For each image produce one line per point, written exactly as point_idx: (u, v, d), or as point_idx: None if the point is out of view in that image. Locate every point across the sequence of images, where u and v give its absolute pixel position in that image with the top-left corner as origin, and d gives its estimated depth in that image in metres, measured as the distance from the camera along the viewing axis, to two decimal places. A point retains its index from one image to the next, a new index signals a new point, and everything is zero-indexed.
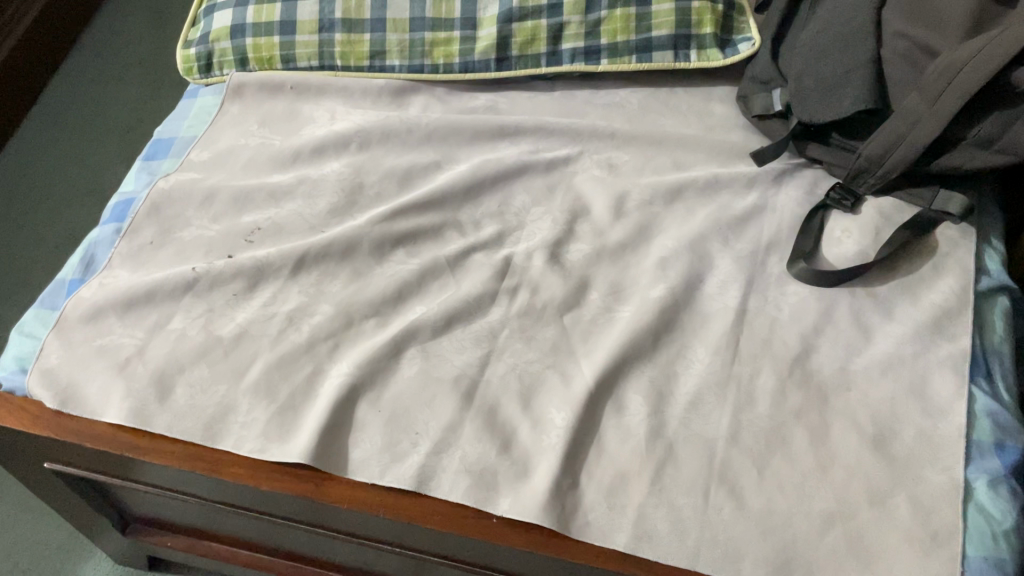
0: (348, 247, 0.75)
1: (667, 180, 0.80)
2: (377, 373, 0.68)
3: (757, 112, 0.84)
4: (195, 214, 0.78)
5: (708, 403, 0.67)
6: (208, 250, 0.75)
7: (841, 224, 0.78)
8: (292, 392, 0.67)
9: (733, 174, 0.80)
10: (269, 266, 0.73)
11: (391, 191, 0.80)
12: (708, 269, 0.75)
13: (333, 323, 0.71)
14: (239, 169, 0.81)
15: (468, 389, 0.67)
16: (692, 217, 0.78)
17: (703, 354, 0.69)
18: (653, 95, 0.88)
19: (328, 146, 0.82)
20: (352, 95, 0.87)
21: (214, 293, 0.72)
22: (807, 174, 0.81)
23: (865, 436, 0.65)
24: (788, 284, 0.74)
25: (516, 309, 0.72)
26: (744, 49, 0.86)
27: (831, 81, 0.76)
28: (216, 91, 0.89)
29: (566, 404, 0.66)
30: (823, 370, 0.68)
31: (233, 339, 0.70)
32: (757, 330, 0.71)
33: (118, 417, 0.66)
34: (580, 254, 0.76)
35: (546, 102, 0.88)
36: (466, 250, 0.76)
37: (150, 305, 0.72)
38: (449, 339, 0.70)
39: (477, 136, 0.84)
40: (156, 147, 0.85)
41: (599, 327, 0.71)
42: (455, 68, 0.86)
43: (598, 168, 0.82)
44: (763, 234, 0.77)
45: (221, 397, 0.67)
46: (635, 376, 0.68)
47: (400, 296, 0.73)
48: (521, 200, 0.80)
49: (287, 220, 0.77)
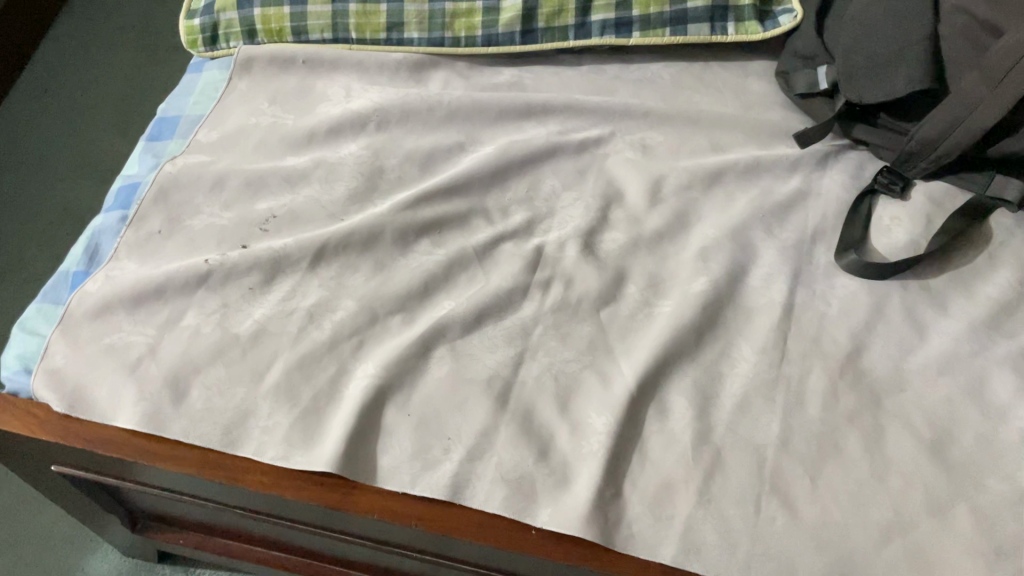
0: (370, 237, 0.70)
1: (705, 163, 0.75)
2: (405, 374, 0.64)
3: (800, 90, 0.78)
4: (206, 200, 0.73)
5: (756, 407, 0.63)
6: (221, 240, 0.70)
7: (889, 210, 0.73)
8: (315, 395, 0.64)
9: (774, 157, 0.76)
10: (286, 258, 0.69)
11: (413, 175, 0.75)
12: (751, 260, 0.71)
13: (357, 319, 0.67)
14: (250, 151, 0.76)
15: (502, 392, 0.64)
16: (733, 204, 0.74)
17: (749, 353, 0.66)
18: (687, 70, 0.83)
19: (345, 126, 0.77)
20: (368, 70, 0.81)
21: (229, 286, 0.68)
22: (853, 155, 0.77)
23: (922, 441, 0.61)
24: (836, 276, 0.70)
25: (550, 304, 0.68)
26: (785, 21, 0.81)
27: (883, 59, 0.71)
28: (222, 66, 0.83)
29: (606, 408, 0.63)
30: (876, 369, 0.65)
31: (250, 337, 0.66)
32: (805, 326, 0.67)
33: (131, 422, 0.62)
34: (615, 244, 0.72)
35: (573, 77, 0.82)
36: (494, 240, 0.71)
37: (161, 301, 0.68)
38: (479, 337, 0.66)
39: (502, 115, 0.79)
40: (160, 126, 0.79)
41: (638, 324, 0.67)
42: (478, 41, 0.81)
43: (632, 149, 0.77)
44: (808, 222, 0.73)
45: (240, 400, 0.63)
46: (677, 377, 0.65)
47: (426, 290, 0.69)
48: (550, 185, 0.75)
49: (303, 207, 0.72)
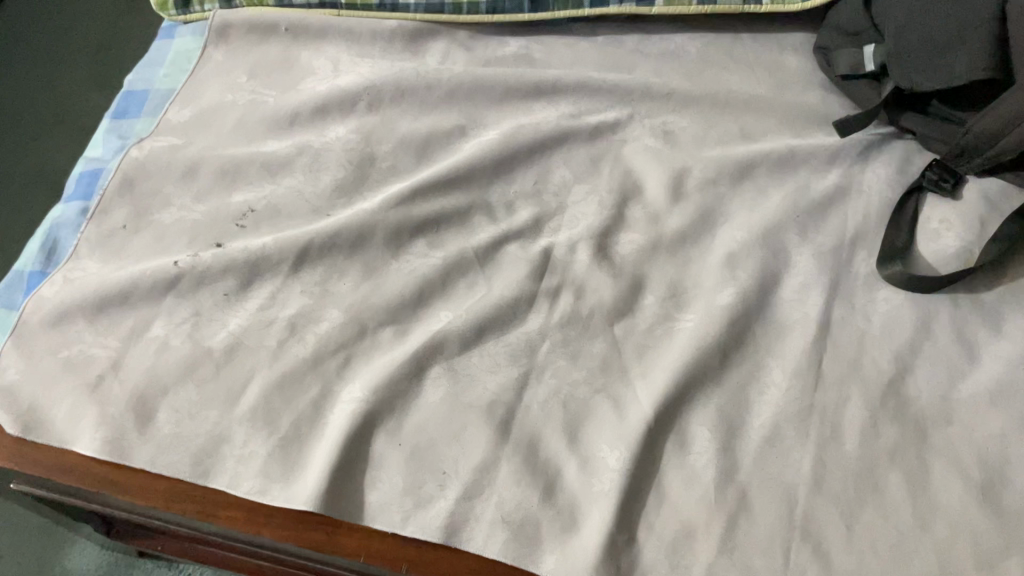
0: (359, 237, 0.63)
1: (733, 154, 0.68)
2: (396, 397, 0.58)
3: (843, 71, 0.70)
4: (176, 190, 0.65)
5: (787, 440, 0.57)
6: (192, 238, 0.63)
7: (938, 212, 0.65)
8: (296, 420, 0.57)
9: (811, 147, 0.68)
10: (265, 261, 0.62)
11: (408, 164, 0.67)
12: (784, 267, 0.63)
13: (343, 333, 0.60)
14: (227, 132, 0.68)
15: (504, 419, 0.57)
16: (764, 201, 0.66)
17: (780, 378, 0.59)
18: (715, 43, 0.74)
19: (332, 106, 0.69)
20: (359, 39, 0.72)
21: (201, 293, 0.61)
22: (899, 145, 0.69)
23: (971, 483, 0.55)
24: (878, 287, 0.62)
25: (558, 317, 0.61)
26: None
27: (940, 40, 0.62)
28: (196, 31, 0.74)
29: (620, 440, 0.56)
30: (920, 398, 0.58)
31: (224, 352, 0.59)
32: (843, 347, 0.60)
33: (91, 449, 0.56)
34: (632, 246, 0.64)
35: (588, 50, 0.74)
36: (498, 241, 0.64)
37: (125, 308, 0.61)
38: (480, 354, 0.60)
39: (508, 94, 0.70)
40: (126, 100, 0.71)
41: (657, 341, 0.61)
42: (482, 7, 0.72)
43: (653, 136, 0.69)
44: (848, 223, 0.65)
45: (213, 424, 0.57)
46: (699, 404, 0.58)
47: (421, 299, 0.62)
48: (561, 176, 0.68)
49: (285, 200, 0.65)
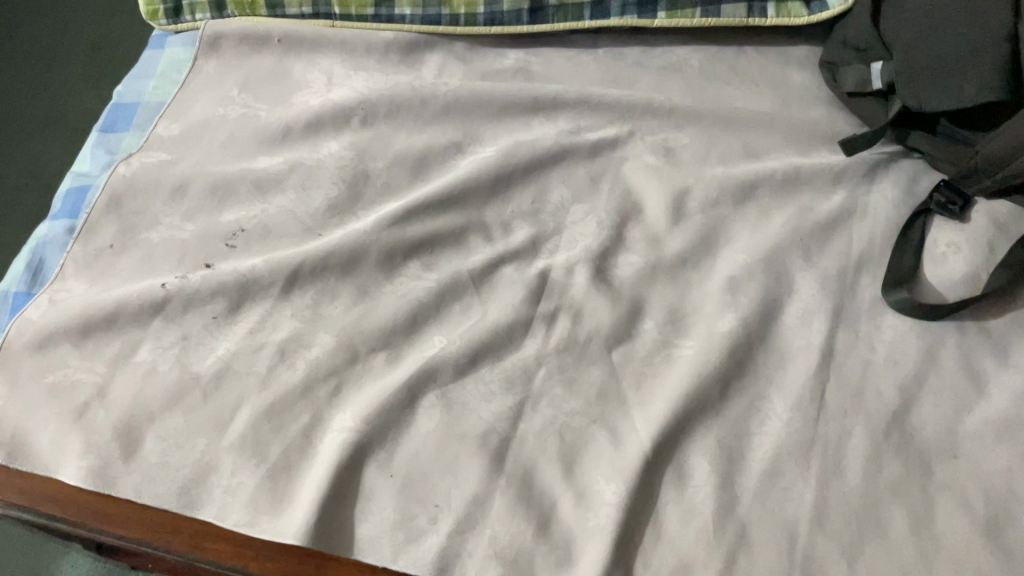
0: (352, 258, 0.62)
1: (736, 174, 0.66)
2: (388, 427, 0.56)
3: (850, 88, 0.68)
4: (165, 209, 0.64)
5: (788, 473, 0.55)
6: (181, 259, 0.62)
7: (945, 235, 0.64)
8: (285, 450, 0.56)
9: (816, 167, 0.66)
10: (255, 283, 0.60)
11: (403, 181, 0.66)
12: (787, 292, 0.62)
13: (334, 359, 0.58)
14: (217, 148, 0.66)
15: (498, 450, 0.56)
16: (767, 223, 0.65)
17: (782, 408, 0.57)
18: (719, 56, 0.72)
19: (325, 121, 0.67)
20: (354, 51, 0.71)
21: (190, 316, 0.60)
22: (906, 165, 0.67)
23: (977, 520, 0.53)
24: (883, 313, 0.61)
25: (555, 343, 0.60)
26: (835, 3, 0.69)
27: (949, 59, 0.60)
28: (186, 42, 0.73)
29: (617, 473, 0.55)
30: (925, 431, 0.57)
31: (212, 378, 0.58)
32: (846, 377, 0.58)
33: (76, 478, 0.55)
34: (631, 270, 0.63)
35: (587, 64, 0.72)
36: (493, 263, 0.63)
37: (112, 331, 0.59)
38: (474, 382, 0.58)
39: (506, 110, 0.69)
40: (115, 113, 0.70)
41: (656, 369, 0.59)
42: (479, 19, 0.71)
43: (653, 154, 0.67)
44: (853, 246, 0.63)
45: (200, 453, 0.56)
46: (698, 436, 0.57)
47: (414, 323, 0.60)
48: (559, 195, 0.66)
49: (276, 220, 0.63)
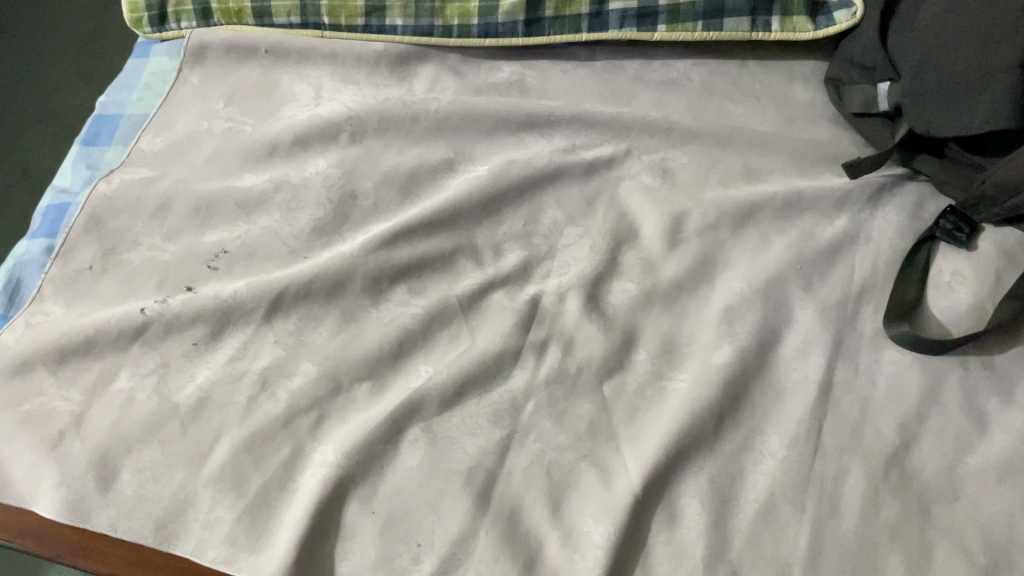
0: (336, 283, 0.60)
1: (735, 197, 0.64)
2: (371, 461, 0.55)
3: (854, 109, 0.66)
4: (146, 228, 0.62)
5: (783, 515, 0.53)
6: (161, 281, 0.60)
7: (951, 263, 0.62)
8: (265, 484, 0.54)
9: (819, 190, 0.64)
10: (237, 308, 0.59)
11: (392, 201, 0.64)
12: (785, 323, 0.60)
13: (317, 389, 0.57)
14: (201, 164, 0.65)
15: (483, 487, 0.54)
16: (766, 249, 0.63)
17: (777, 446, 0.56)
18: (720, 70, 0.70)
19: (313, 137, 0.65)
20: (344, 63, 0.69)
21: (169, 342, 0.58)
22: (912, 188, 0.65)
23: (977, 567, 0.51)
24: (884, 347, 0.59)
25: (544, 374, 0.58)
26: (841, 18, 0.67)
27: (959, 85, 0.58)
28: (171, 50, 0.71)
29: (605, 513, 0.53)
30: (925, 471, 0.55)
31: (192, 408, 0.56)
32: (845, 413, 0.56)
33: (51, 512, 0.54)
34: (625, 297, 0.61)
35: (585, 78, 0.70)
36: (483, 288, 0.61)
37: (90, 357, 0.58)
38: (461, 414, 0.56)
39: (499, 126, 0.67)
40: (97, 126, 0.68)
41: (648, 402, 0.57)
42: (473, 31, 0.68)
43: (650, 174, 0.65)
44: (855, 274, 0.61)
45: (178, 486, 0.54)
46: (690, 474, 0.55)
47: (400, 351, 0.58)
48: (552, 217, 0.64)
49: (260, 241, 0.61)
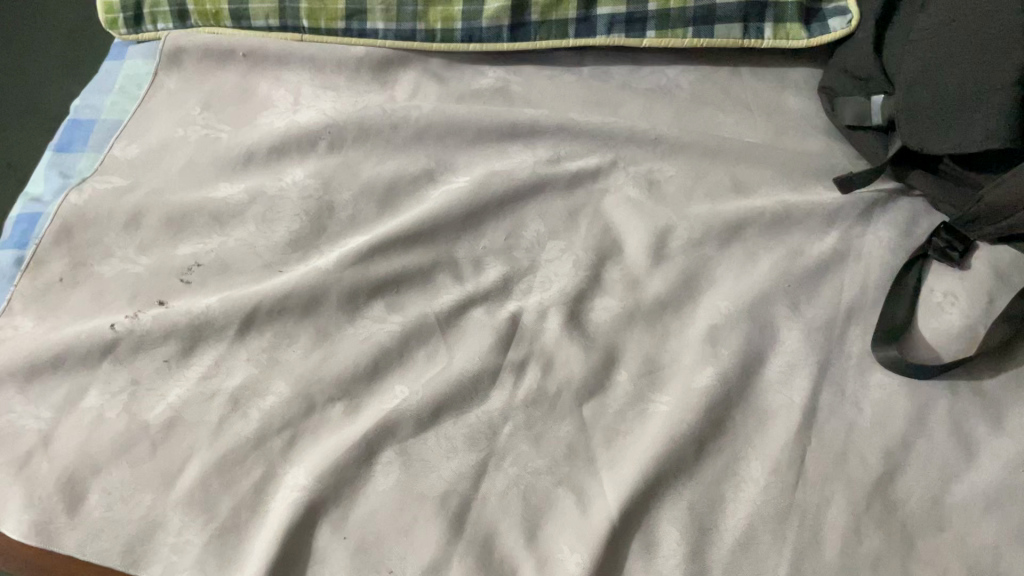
0: (311, 299, 0.59)
1: (722, 212, 0.62)
2: (343, 485, 0.54)
3: (847, 122, 0.64)
4: (118, 240, 0.61)
5: (763, 545, 0.52)
6: (133, 295, 0.59)
7: (942, 282, 0.60)
8: (235, 507, 0.53)
9: (808, 206, 0.62)
10: (209, 325, 0.57)
11: (370, 213, 0.62)
12: (770, 344, 0.58)
13: (290, 410, 0.56)
14: (176, 174, 0.63)
15: (457, 513, 0.53)
16: (753, 266, 0.61)
17: (759, 473, 0.54)
18: (711, 78, 0.68)
19: (290, 145, 0.64)
20: (324, 68, 0.67)
21: (140, 359, 0.57)
22: (905, 204, 0.63)
23: None
24: (871, 370, 0.57)
25: (523, 395, 0.57)
26: (837, 25, 0.65)
27: (955, 100, 0.56)
28: (148, 52, 0.69)
29: (581, 541, 0.52)
30: (910, 501, 0.53)
31: (162, 428, 0.55)
32: (829, 439, 0.55)
33: (18, 534, 0.53)
34: (607, 315, 0.60)
35: (571, 85, 0.68)
36: (462, 305, 0.59)
37: (59, 374, 0.57)
38: (436, 436, 0.55)
39: (482, 136, 0.65)
40: (70, 131, 0.67)
41: (628, 425, 0.56)
42: (457, 35, 0.67)
43: (636, 186, 0.64)
44: (843, 294, 0.60)
45: (146, 509, 0.53)
46: (670, 501, 0.54)
47: (376, 370, 0.57)
48: (534, 230, 0.62)
49: (234, 254, 0.60)
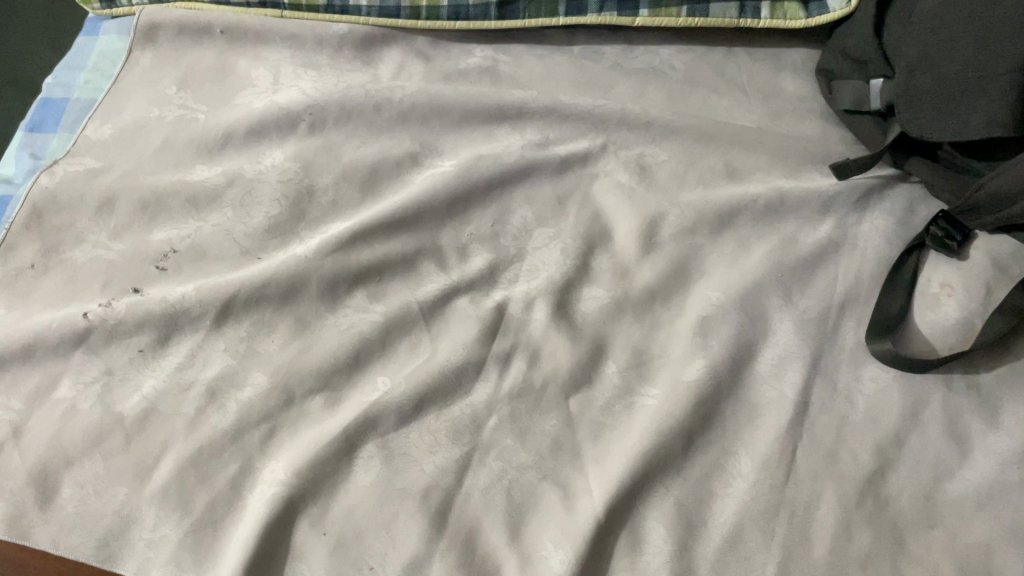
0: (291, 288, 0.57)
1: (715, 199, 0.61)
2: (322, 479, 0.52)
3: (846, 105, 0.62)
4: (91, 225, 0.59)
5: (753, 543, 0.51)
6: (106, 283, 0.57)
7: (939, 273, 0.58)
8: (210, 502, 0.52)
9: (802, 194, 0.61)
10: (185, 314, 0.56)
11: (352, 198, 0.60)
12: (762, 337, 0.57)
13: (268, 402, 0.54)
14: (151, 156, 0.61)
15: (439, 509, 0.51)
16: (746, 255, 0.59)
17: (749, 469, 0.53)
18: (704, 59, 0.67)
19: (270, 126, 0.62)
20: (304, 45, 0.65)
21: (114, 349, 0.55)
22: (903, 191, 0.61)
23: None
24: (865, 364, 0.56)
25: (508, 388, 0.55)
26: (835, 5, 0.63)
27: (956, 87, 0.54)
28: (122, 28, 0.67)
29: (565, 538, 0.50)
30: (903, 498, 0.52)
31: (136, 420, 0.54)
32: (820, 435, 0.54)
33: None
34: (595, 305, 0.58)
35: (561, 65, 0.66)
36: (446, 294, 0.58)
37: (30, 364, 0.55)
38: (418, 430, 0.54)
39: (468, 118, 0.63)
40: (42, 111, 0.65)
41: (615, 420, 0.55)
42: (443, 13, 0.65)
43: (627, 171, 0.62)
44: (838, 284, 0.58)
45: (120, 503, 0.52)
46: (657, 497, 0.52)
47: (357, 362, 0.56)
48: (521, 217, 0.61)
49: (210, 241, 0.58)
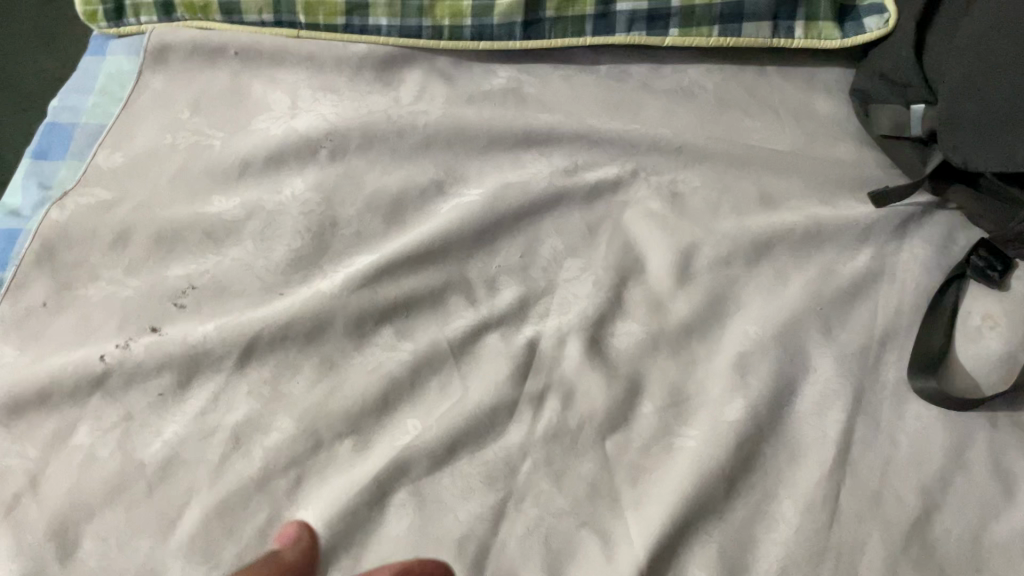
0: (315, 327, 0.55)
1: (750, 228, 0.59)
2: (353, 529, 0.50)
3: (885, 131, 0.60)
4: (105, 261, 0.57)
5: None
6: (122, 322, 0.55)
7: (982, 305, 0.57)
8: (236, 554, 0.49)
9: (840, 222, 0.59)
10: (206, 355, 0.54)
11: (376, 229, 0.58)
12: (802, 374, 0.55)
13: (294, 447, 0.52)
14: (165, 186, 0.59)
15: (475, 558, 0.50)
16: (783, 287, 0.58)
17: (792, 512, 0.51)
18: (735, 78, 0.65)
19: (289, 154, 0.60)
20: (323, 67, 0.63)
21: (132, 393, 0.53)
22: (942, 220, 0.60)
23: None
24: (908, 401, 0.54)
25: (542, 429, 0.53)
26: (872, 25, 0.61)
27: (1008, 115, 0.52)
28: (130, 49, 0.65)
29: None
30: (953, 542, 0.50)
31: (158, 468, 0.51)
32: (865, 476, 0.52)
33: None
34: (629, 340, 0.56)
35: (587, 86, 0.64)
36: (476, 331, 0.56)
37: (46, 410, 0.53)
38: (451, 474, 0.52)
39: (494, 142, 0.61)
40: (48, 137, 0.63)
41: (653, 462, 0.53)
42: (465, 33, 0.63)
43: (658, 199, 0.60)
44: (878, 318, 0.57)
45: (142, 557, 0.49)
46: (699, 543, 0.50)
47: (386, 404, 0.54)
48: (551, 247, 0.59)
49: (230, 276, 0.56)
